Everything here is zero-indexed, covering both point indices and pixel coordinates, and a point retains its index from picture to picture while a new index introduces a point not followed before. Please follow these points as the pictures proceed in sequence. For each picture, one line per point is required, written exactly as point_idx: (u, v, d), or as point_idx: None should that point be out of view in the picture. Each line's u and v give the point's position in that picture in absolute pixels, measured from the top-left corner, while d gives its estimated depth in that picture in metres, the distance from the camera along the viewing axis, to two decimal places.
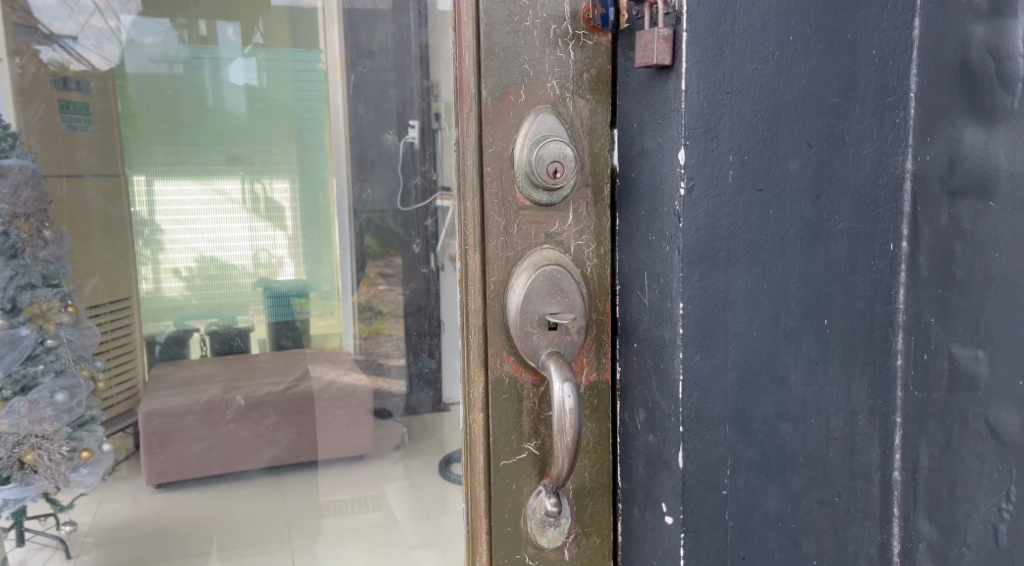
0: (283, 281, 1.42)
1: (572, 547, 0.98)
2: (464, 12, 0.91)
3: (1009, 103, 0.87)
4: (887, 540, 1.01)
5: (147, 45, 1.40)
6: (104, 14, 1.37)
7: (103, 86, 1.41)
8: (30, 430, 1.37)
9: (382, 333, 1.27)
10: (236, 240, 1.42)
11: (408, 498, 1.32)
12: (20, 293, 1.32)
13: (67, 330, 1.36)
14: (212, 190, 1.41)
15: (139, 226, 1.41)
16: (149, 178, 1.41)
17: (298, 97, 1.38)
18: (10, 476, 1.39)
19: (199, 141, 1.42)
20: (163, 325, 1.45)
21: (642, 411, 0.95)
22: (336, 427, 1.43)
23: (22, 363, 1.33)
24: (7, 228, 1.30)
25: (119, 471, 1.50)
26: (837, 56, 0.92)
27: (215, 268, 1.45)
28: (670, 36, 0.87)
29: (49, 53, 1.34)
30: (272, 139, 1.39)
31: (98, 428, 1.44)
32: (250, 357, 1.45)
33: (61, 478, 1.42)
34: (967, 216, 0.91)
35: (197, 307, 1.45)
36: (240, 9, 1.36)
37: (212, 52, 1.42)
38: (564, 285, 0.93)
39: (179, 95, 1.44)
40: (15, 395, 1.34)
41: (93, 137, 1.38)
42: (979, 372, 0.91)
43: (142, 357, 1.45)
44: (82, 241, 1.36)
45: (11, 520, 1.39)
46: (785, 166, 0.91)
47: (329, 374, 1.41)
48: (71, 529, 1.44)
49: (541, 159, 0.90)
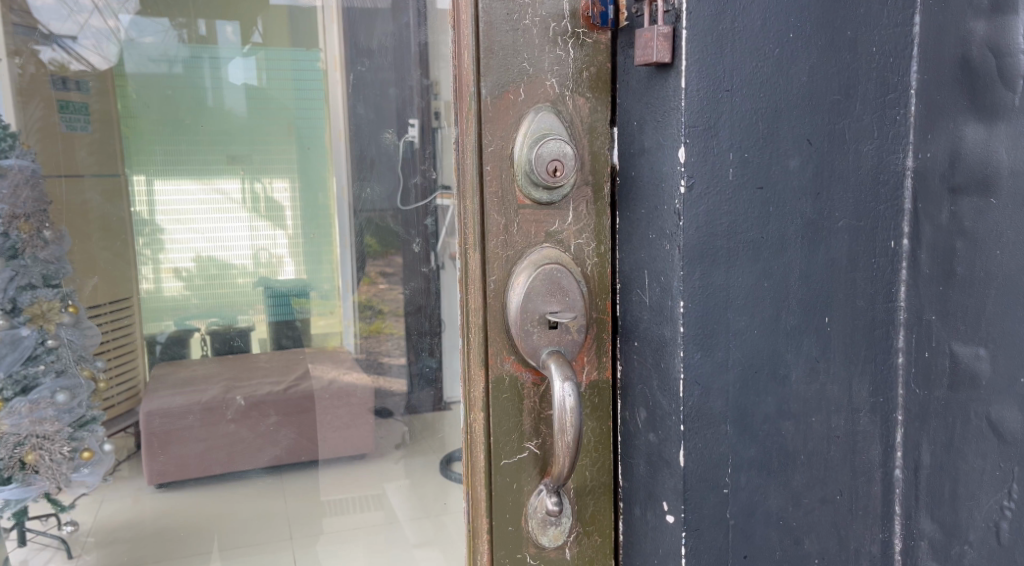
0: (283, 281, 1.41)
1: (573, 546, 0.98)
2: (464, 10, 0.90)
3: (1010, 100, 0.87)
4: (889, 538, 1.01)
5: (148, 45, 1.37)
6: (103, 13, 1.33)
7: (103, 85, 1.37)
8: (30, 430, 1.36)
9: (382, 333, 1.27)
10: (235, 241, 1.40)
11: (409, 497, 1.33)
12: (20, 293, 1.32)
13: (67, 330, 1.37)
14: (211, 189, 1.39)
15: (139, 226, 1.39)
16: (148, 177, 1.39)
17: (298, 97, 1.35)
18: (11, 476, 1.38)
19: (198, 141, 1.39)
20: (164, 324, 1.43)
21: (643, 410, 0.95)
22: (336, 426, 1.44)
23: (22, 364, 1.34)
24: (7, 228, 1.30)
25: (120, 471, 1.50)
26: (837, 53, 0.92)
27: (215, 268, 1.43)
28: (669, 34, 0.86)
29: (49, 53, 1.32)
30: (272, 138, 1.37)
31: (98, 428, 1.44)
32: (249, 356, 1.44)
33: (62, 478, 1.42)
34: (968, 213, 0.91)
35: (197, 306, 1.43)
36: (239, 9, 1.33)
37: (213, 51, 1.37)
38: (564, 284, 0.92)
39: (180, 94, 1.40)
40: (15, 395, 1.34)
41: (93, 137, 1.35)
42: (981, 370, 0.90)
43: (143, 356, 1.43)
44: (81, 242, 1.36)
45: (12, 520, 1.38)
46: (785, 164, 0.91)
47: (330, 373, 1.42)
48: (72, 529, 1.46)
49: (540, 157, 0.90)
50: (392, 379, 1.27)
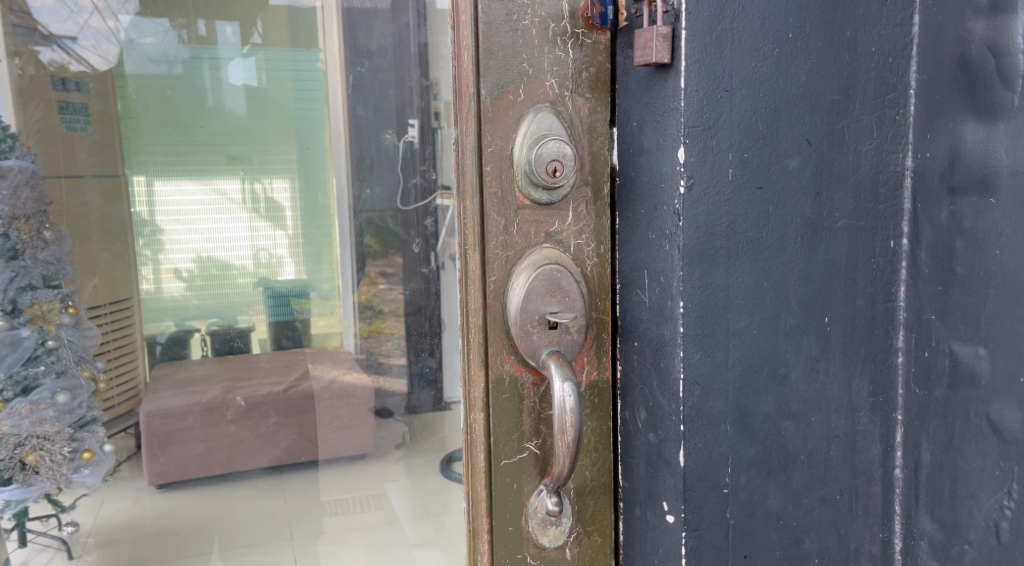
0: (283, 281, 1.41)
1: (573, 546, 0.98)
2: (463, 11, 0.90)
3: (1009, 100, 0.87)
4: (889, 538, 1.01)
5: (148, 45, 1.35)
6: (103, 13, 1.32)
7: (102, 86, 1.36)
8: (30, 431, 1.38)
9: (382, 333, 1.27)
10: (235, 239, 1.40)
11: (409, 497, 1.33)
12: (20, 294, 1.33)
13: (67, 331, 1.37)
14: (211, 189, 1.38)
15: (139, 227, 1.38)
16: (148, 178, 1.38)
17: (298, 97, 1.36)
18: (12, 477, 1.39)
19: (197, 140, 1.39)
20: (164, 324, 1.43)
21: (643, 410, 0.95)
22: (336, 426, 1.43)
23: (22, 365, 1.35)
24: (7, 229, 1.31)
25: (120, 471, 1.50)
26: (837, 53, 0.92)
27: (215, 269, 1.42)
28: (668, 35, 0.86)
29: (49, 54, 1.31)
30: (271, 139, 1.37)
31: (99, 429, 1.44)
32: (247, 357, 1.44)
33: (63, 479, 1.43)
34: (967, 213, 0.91)
35: (198, 307, 1.43)
36: (238, 9, 1.33)
37: (212, 52, 1.37)
38: (563, 285, 0.92)
39: (180, 95, 1.39)
40: (15, 397, 1.35)
41: (93, 138, 1.35)
42: (981, 369, 0.90)
43: (143, 357, 1.43)
44: (81, 244, 1.36)
45: (13, 521, 1.38)
46: (785, 164, 0.91)
47: (330, 373, 1.41)
48: (72, 530, 1.45)
49: (540, 157, 0.90)
50: (392, 379, 1.27)
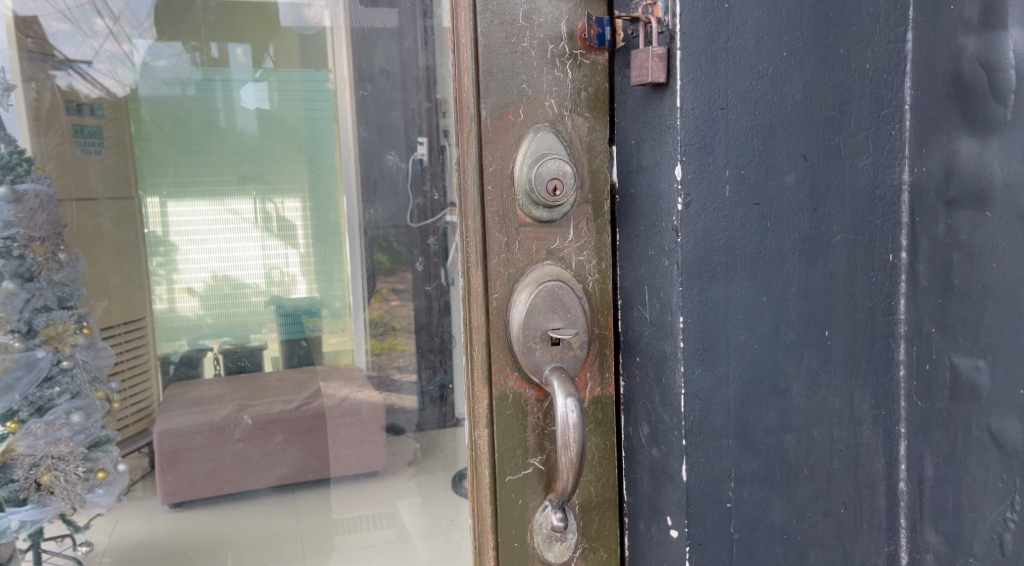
0: (295, 299, 1.12)
1: (579, 561, 1.00)
2: (462, 34, 0.92)
3: (1000, 114, 0.87)
4: (894, 551, 1.02)
5: (162, 69, 1.05)
6: (118, 37, 1.03)
7: (116, 114, 1.04)
8: (45, 451, 1.11)
9: (394, 350, 1.15)
10: (243, 258, 1.10)
11: (420, 515, 1.17)
12: (36, 315, 1.08)
13: (82, 350, 1.10)
14: (222, 209, 1.07)
15: (152, 246, 1.07)
16: (162, 199, 1.06)
17: (308, 118, 1.08)
18: (26, 497, 1.12)
19: (210, 163, 1.06)
20: (177, 344, 1.09)
21: (645, 425, 0.96)
22: (349, 444, 1.17)
23: (38, 386, 1.10)
24: (24, 251, 1.07)
25: (133, 490, 1.12)
26: (831, 71, 0.93)
27: (229, 287, 1.10)
28: (664, 54, 0.88)
29: (64, 79, 1.04)
30: (280, 152, 1.07)
31: (114, 449, 1.12)
32: (256, 375, 1.12)
33: (77, 499, 1.12)
34: (964, 225, 0.91)
35: (210, 326, 1.09)
36: (247, 29, 1.07)
37: (224, 73, 1.06)
38: (565, 300, 0.94)
39: (192, 120, 1.05)
40: (31, 416, 1.10)
41: (107, 162, 1.05)
42: (981, 381, 0.90)
43: (157, 379, 1.10)
44: (94, 267, 1.07)
45: (28, 542, 1.10)
46: (782, 180, 0.92)
47: (341, 391, 1.15)
48: (87, 550, 1.11)
49: (540, 176, 0.92)
50: (402, 397, 1.16)
